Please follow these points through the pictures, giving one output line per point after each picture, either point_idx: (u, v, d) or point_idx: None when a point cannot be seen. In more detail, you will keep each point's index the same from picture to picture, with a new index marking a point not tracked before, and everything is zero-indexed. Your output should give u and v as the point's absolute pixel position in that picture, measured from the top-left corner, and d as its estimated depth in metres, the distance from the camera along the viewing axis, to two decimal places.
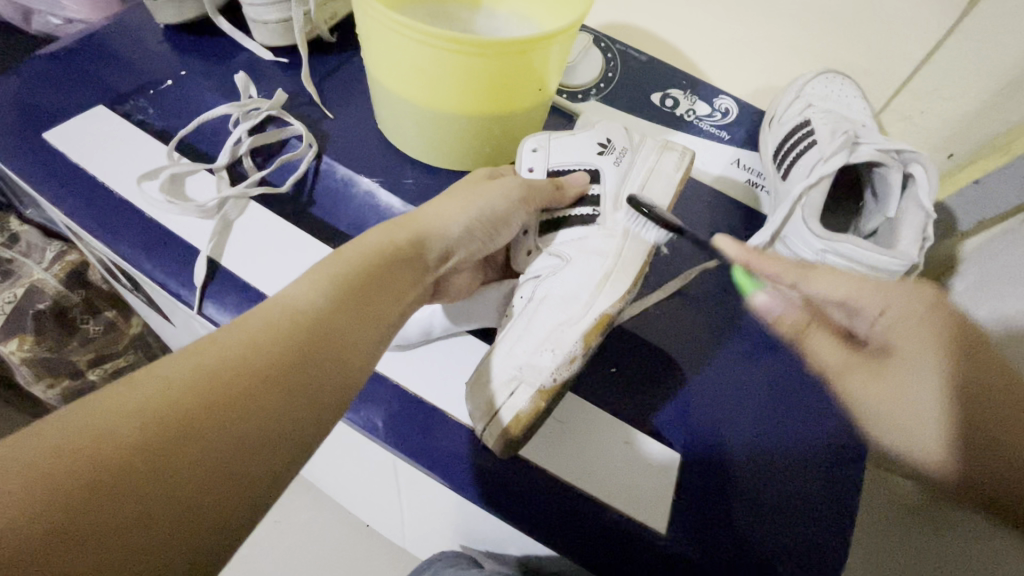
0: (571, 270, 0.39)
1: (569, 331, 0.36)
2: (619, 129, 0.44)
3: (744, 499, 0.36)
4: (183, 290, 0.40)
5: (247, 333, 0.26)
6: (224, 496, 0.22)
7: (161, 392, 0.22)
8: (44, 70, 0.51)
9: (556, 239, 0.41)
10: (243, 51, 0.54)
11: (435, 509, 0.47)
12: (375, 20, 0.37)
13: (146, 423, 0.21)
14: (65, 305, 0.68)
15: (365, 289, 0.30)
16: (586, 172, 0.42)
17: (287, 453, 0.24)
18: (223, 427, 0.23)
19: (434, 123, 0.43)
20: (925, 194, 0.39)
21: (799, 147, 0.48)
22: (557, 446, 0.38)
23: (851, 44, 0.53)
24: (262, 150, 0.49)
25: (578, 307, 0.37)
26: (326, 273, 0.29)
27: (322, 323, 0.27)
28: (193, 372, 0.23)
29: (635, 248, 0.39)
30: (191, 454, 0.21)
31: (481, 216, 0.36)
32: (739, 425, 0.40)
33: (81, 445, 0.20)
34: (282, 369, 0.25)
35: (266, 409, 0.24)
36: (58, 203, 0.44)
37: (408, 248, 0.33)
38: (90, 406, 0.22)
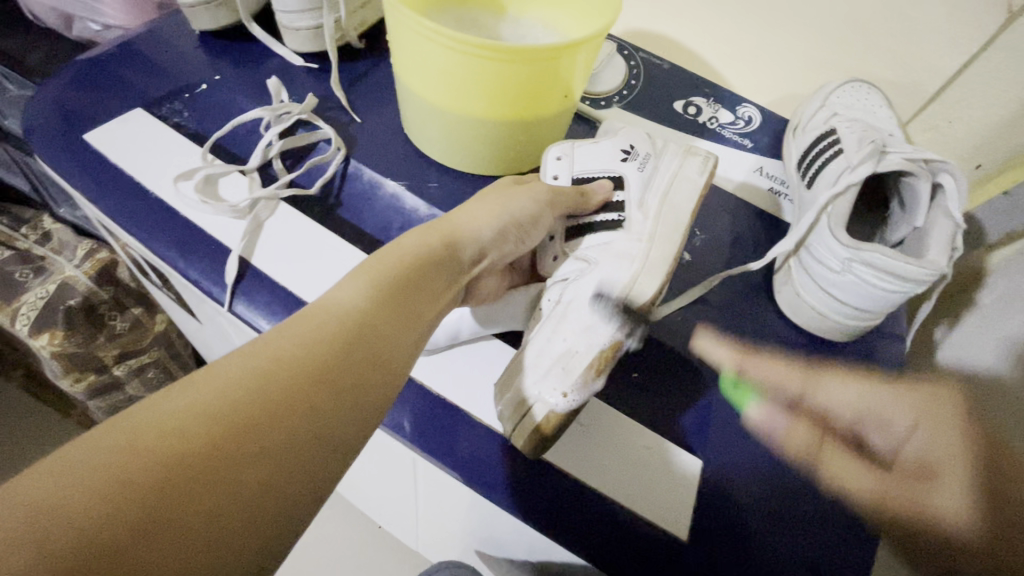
0: (599, 273, 0.39)
1: (601, 330, 0.37)
2: (641, 136, 0.44)
3: (766, 510, 0.37)
4: (215, 288, 0.42)
5: (295, 333, 0.27)
6: (281, 493, 0.23)
7: (220, 391, 0.23)
8: (87, 73, 0.53)
9: (582, 244, 0.42)
10: (274, 57, 0.56)
11: (454, 511, 0.47)
12: (407, 28, 0.38)
13: (204, 418, 0.22)
14: (94, 302, 0.70)
15: (405, 291, 0.31)
16: (609, 179, 0.43)
17: (338, 454, 0.25)
18: (277, 424, 0.23)
19: (461, 128, 0.44)
20: (954, 204, 0.39)
21: (823, 155, 0.48)
22: (579, 450, 0.38)
23: (878, 54, 0.52)
24: (292, 153, 0.50)
25: (610, 307, 0.38)
26: (365, 276, 0.30)
27: (365, 323, 0.28)
28: (245, 371, 0.24)
29: (660, 252, 0.39)
30: (248, 450, 0.22)
31: (508, 221, 0.37)
32: (761, 434, 0.40)
33: (152, 439, 0.21)
34: (332, 368, 0.26)
35: (319, 408, 0.25)
36: (96, 201, 0.45)
37: (436, 251, 0.34)
38: (156, 405, 0.23)
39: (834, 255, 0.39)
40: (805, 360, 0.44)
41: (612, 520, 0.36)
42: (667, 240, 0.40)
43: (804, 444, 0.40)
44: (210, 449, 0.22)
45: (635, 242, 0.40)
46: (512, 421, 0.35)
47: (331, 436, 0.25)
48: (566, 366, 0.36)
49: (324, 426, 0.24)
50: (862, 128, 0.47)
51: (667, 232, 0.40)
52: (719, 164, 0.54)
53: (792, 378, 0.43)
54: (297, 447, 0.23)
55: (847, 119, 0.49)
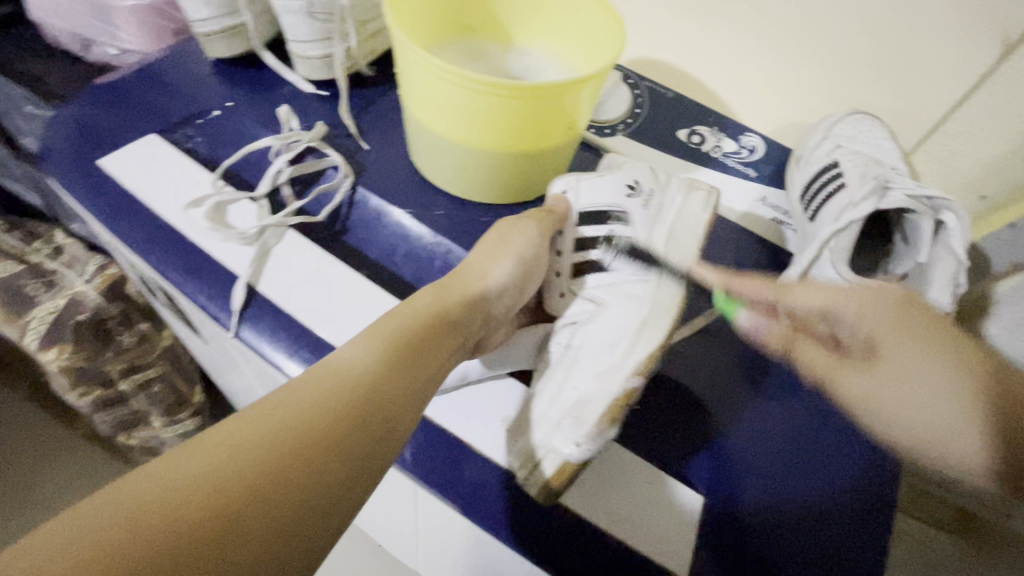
0: (610, 317, 0.39)
1: (614, 378, 0.36)
2: (645, 170, 0.44)
3: (774, 545, 0.36)
4: (221, 314, 0.42)
5: (300, 397, 0.28)
6: (281, 550, 0.23)
7: (235, 451, 0.25)
8: (104, 99, 0.54)
9: (589, 280, 0.42)
10: (285, 84, 0.57)
11: (454, 540, 0.47)
12: (416, 64, 0.39)
13: (210, 486, 0.23)
14: (103, 316, 0.71)
15: (415, 351, 0.32)
16: (615, 214, 0.42)
17: (339, 512, 0.26)
18: (281, 490, 0.24)
19: (467, 159, 0.45)
20: (957, 242, 0.39)
21: (827, 188, 0.48)
22: (579, 485, 0.38)
23: (880, 85, 0.53)
24: (301, 179, 0.51)
25: (619, 354, 0.37)
26: (374, 336, 0.32)
27: (373, 387, 0.29)
28: (251, 435, 0.25)
29: (669, 294, 0.39)
30: (250, 518, 0.23)
31: (518, 266, 0.40)
32: (770, 468, 0.40)
33: (165, 499, 0.22)
34: (338, 431, 0.27)
35: (320, 473, 0.25)
36: (110, 226, 0.46)
37: (456, 305, 0.37)
38: (173, 463, 0.24)
39: None
40: (778, 333, 0.38)
41: (606, 552, 0.36)
42: (678, 280, 0.40)
43: (809, 477, 0.39)
44: (211, 513, 0.22)
45: (643, 283, 0.40)
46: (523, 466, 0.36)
47: (330, 496, 0.25)
48: (577, 416, 0.36)
49: (329, 480, 0.26)
50: (865, 162, 0.48)
51: (677, 274, 0.40)
52: (723, 194, 0.54)
53: (796, 414, 0.43)
54: (300, 505, 0.24)
55: (850, 152, 0.49)
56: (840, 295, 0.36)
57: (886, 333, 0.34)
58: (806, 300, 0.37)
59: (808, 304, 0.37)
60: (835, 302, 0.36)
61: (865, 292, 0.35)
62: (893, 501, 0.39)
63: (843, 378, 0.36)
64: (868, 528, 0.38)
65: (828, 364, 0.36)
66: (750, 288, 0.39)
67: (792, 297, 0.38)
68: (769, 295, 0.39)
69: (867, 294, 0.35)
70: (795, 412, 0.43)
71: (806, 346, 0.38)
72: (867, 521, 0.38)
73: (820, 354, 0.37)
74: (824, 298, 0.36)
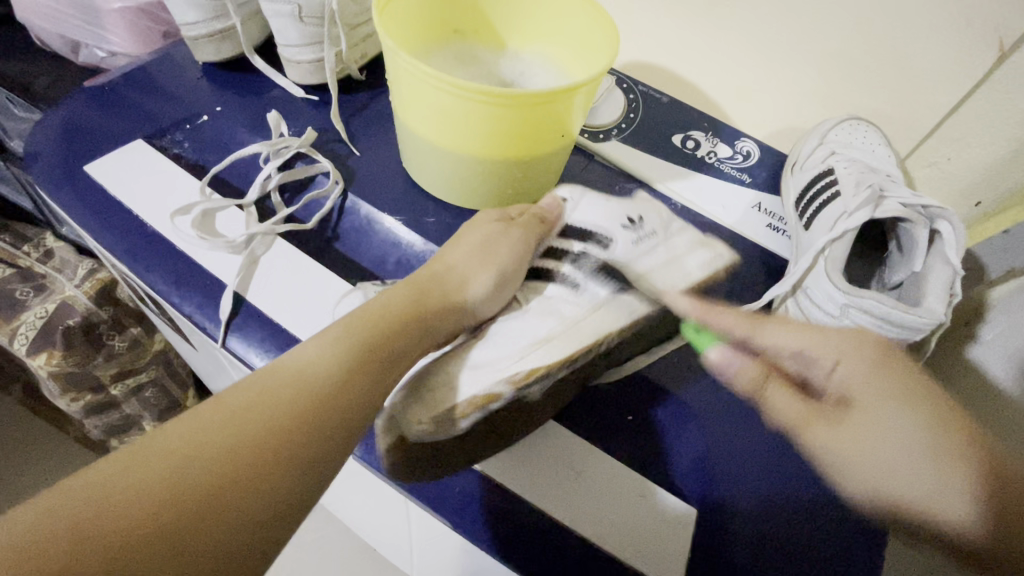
0: (523, 321, 0.40)
1: (492, 377, 0.37)
2: (653, 214, 0.47)
3: (748, 550, 0.36)
4: (208, 323, 0.41)
5: (258, 395, 0.28)
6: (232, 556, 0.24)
7: (187, 459, 0.25)
8: (91, 103, 0.54)
9: (548, 286, 0.43)
10: (275, 88, 0.56)
11: (445, 550, 0.46)
12: (406, 71, 0.38)
13: (164, 482, 0.24)
14: (93, 322, 0.69)
15: (382, 353, 0.33)
16: (602, 237, 0.44)
17: (289, 517, 0.26)
18: (234, 487, 0.25)
19: (458, 166, 0.44)
20: (953, 251, 0.38)
21: (822, 196, 0.48)
22: (567, 496, 0.37)
23: (876, 90, 0.53)
24: (290, 185, 0.50)
25: (517, 357, 0.37)
26: (338, 335, 0.32)
27: (334, 386, 0.30)
28: (207, 433, 0.26)
29: (593, 324, 0.39)
30: (203, 514, 0.24)
31: (498, 279, 0.41)
32: (752, 475, 0.39)
33: (116, 504, 0.23)
34: (293, 429, 0.28)
35: (275, 471, 0.26)
36: (96, 234, 0.45)
37: (434, 306, 0.38)
38: (125, 467, 0.24)
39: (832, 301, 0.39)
40: (754, 374, 0.40)
41: (592, 563, 0.36)
42: (609, 316, 0.40)
43: (794, 485, 0.39)
44: (161, 520, 0.23)
45: (576, 306, 0.40)
46: (381, 436, 0.37)
47: (281, 503, 0.26)
48: (442, 397, 0.37)
49: (279, 487, 0.26)
50: (860, 169, 0.48)
51: (614, 309, 0.41)
52: (718, 199, 0.53)
53: None
54: (251, 513, 0.25)
55: (845, 159, 0.49)
56: (820, 338, 0.39)
57: (864, 390, 0.35)
58: (783, 339, 0.40)
59: (784, 343, 0.40)
60: (811, 346, 0.39)
61: (841, 339, 0.38)
62: (884, 512, 0.38)
63: (819, 431, 0.37)
64: (850, 535, 0.37)
65: (802, 414, 0.38)
66: (720, 319, 0.42)
67: (765, 336, 0.40)
68: (741, 328, 0.41)
69: (844, 343, 0.37)
70: (787, 421, 0.41)
71: (779, 389, 0.40)
72: (850, 528, 0.37)
73: (793, 401, 0.39)
74: (800, 340, 0.39)
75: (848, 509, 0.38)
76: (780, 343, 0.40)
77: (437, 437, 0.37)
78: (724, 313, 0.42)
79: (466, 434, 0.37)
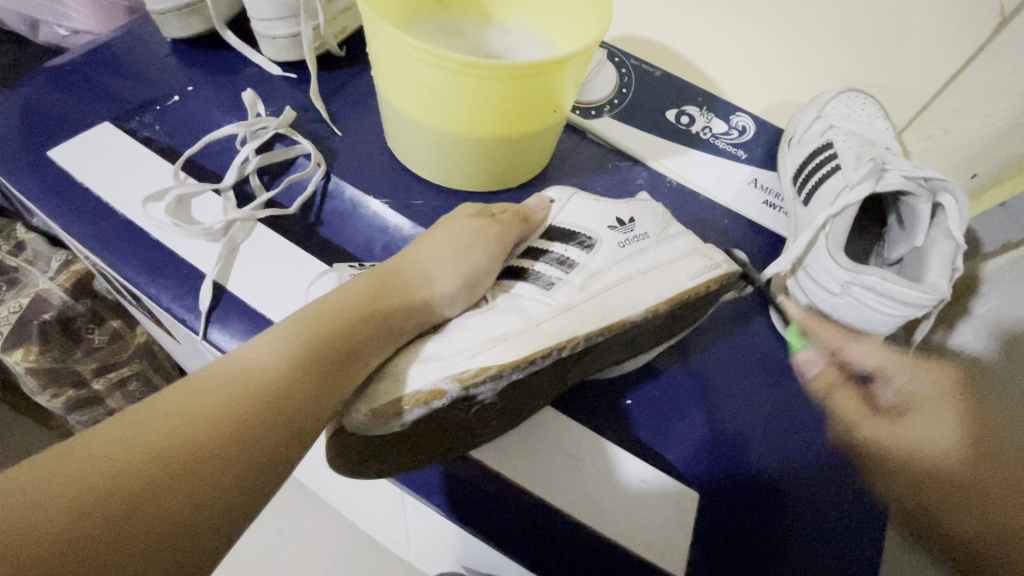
0: (485, 319, 0.35)
1: (435, 373, 0.31)
2: (649, 218, 0.41)
3: (743, 518, 0.36)
4: (188, 315, 0.39)
5: (203, 388, 0.26)
6: (198, 524, 0.23)
7: (145, 434, 0.24)
8: (53, 84, 0.50)
9: (518, 287, 0.38)
10: (250, 65, 0.53)
11: (441, 538, 0.46)
12: (389, 45, 0.36)
13: (92, 472, 0.22)
14: (70, 315, 0.61)
15: (339, 348, 0.31)
16: (586, 238, 0.39)
17: (256, 485, 0.25)
18: (180, 479, 0.23)
19: (446, 145, 0.42)
20: (955, 224, 0.38)
21: (820, 170, 0.47)
22: (568, 483, 0.36)
23: (874, 61, 0.51)
24: (270, 168, 0.48)
25: (471, 355, 0.32)
26: (290, 327, 0.30)
27: (286, 381, 0.28)
28: (144, 423, 0.24)
29: (556, 325, 0.34)
30: (143, 504, 0.22)
31: (466, 282, 0.37)
32: (748, 445, 0.39)
33: (68, 481, 0.22)
34: (242, 423, 0.26)
35: (223, 463, 0.25)
36: (64, 224, 0.43)
37: (394, 307, 0.34)
38: (79, 447, 0.23)
39: (833, 277, 0.38)
40: (826, 379, 0.43)
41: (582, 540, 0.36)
42: (576, 320, 0.35)
43: (789, 453, 0.39)
44: (121, 491, 0.22)
45: (544, 306, 0.36)
46: (330, 449, 0.32)
47: (246, 474, 0.25)
48: (382, 390, 0.31)
49: (244, 457, 0.25)
50: (860, 142, 0.47)
51: (588, 312, 0.35)
52: (713, 176, 0.52)
53: (780, 391, 0.42)
54: (215, 482, 0.24)
55: (844, 133, 0.48)
56: (890, 360, 0.44)
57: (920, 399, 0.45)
58: (864, 358, 0.42)
59: (867, 360, 0.42)
60: (885, 363, 0.43)
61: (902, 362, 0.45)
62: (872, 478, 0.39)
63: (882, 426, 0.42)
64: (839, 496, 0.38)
65: (866, 417, 0.42)
66: (824, 331, 0.42)
67: (861, 353, 0.42)
68: (835, 343, 0.42)
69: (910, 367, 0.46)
70: (786, 393, 0.42)
71: (847, 396, 0.43)
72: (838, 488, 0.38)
73: (859, 405, 0.42)
74: (879, 359, 0.43)
75: (843, 499, 0.38)
76: (866, 360, 0.42)
77: (374, 432, 0.31)
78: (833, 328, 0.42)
79: (411, 433, 0.32)
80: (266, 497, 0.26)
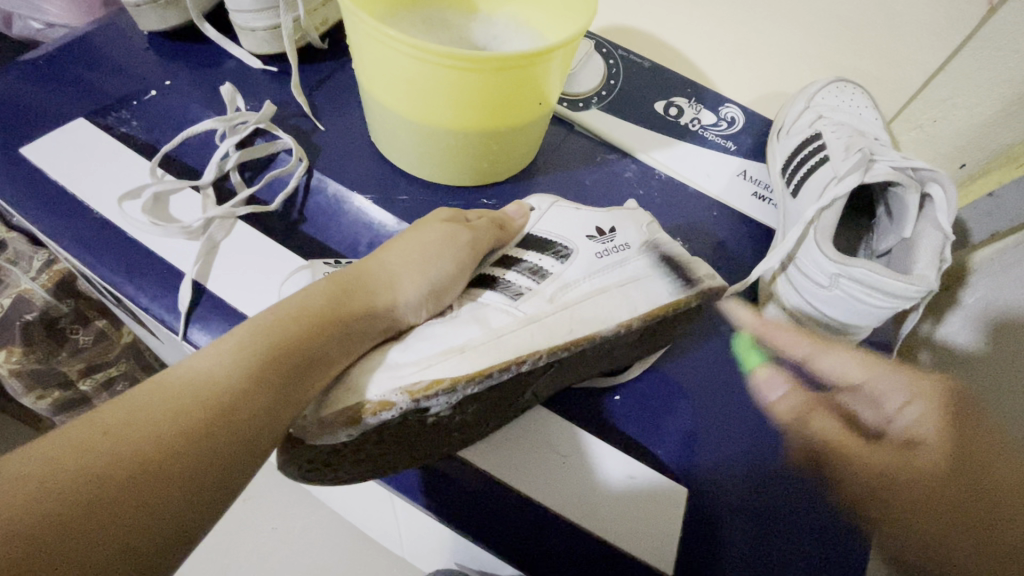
0: (448, 328, 0.34)
1: (387, 386, 0.31)
2: (633, 228, 0.40)
3: (730, 511, 0.36)
4: (167, 316, 0.39)
5: (145, 403, 0.25)
6: (158, 524, 0.23)
7: (107, 435, 0.24)
8: (26, 79, 0.49)
9: (488, 295, 0.37)
10: (229, 58, 0.52)
11: (431, 536, 0.45)
12: (368, 35, 0.35)
13: (22, 496, 0.21)
14: (53, 316, 0.60)
15: (295, 358, 0.29)
16: (562, 247, 0.38)
17: (221, 484, 0.25)
18: (142, 478, 0.23)
19: (429, 139, 0.41)
20: (943, 215, 0.37)
21: (810, 161, 0.47)
22: (555, 481, 0.36)
23: (863, 50, 0.51)
24: (250, 164, 0.47)
25: (425, 367, 0.31)
26: (240, 336, 0.29)
27: (253, 380, 0.28)
28: (77, 444, 0.23)
29: (516, 339, 0.33)
30: (75, 528, 0.21)
31: (432, 290, 0.36)
32: (733, 439, 0.39)
33: (25, 484, 0.21)
34: (190, 437, 0.25)
35: (168, 480, 0.23)
36: (38, 223, 0.42)
37: (356, 315, 0.33)
38: (39, 450, 0.23)
39: (821, 269, 0.38)
40: (792, 404, 0.41)
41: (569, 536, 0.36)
42: (541, 333, 0.34)
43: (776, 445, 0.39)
44: (79, 492, 0.22)
45: (509, 316, 0.35)
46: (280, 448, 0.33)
47: (210, 473, 0.25)
48: (339, 399, 0.31)
49: (209, 456, 0.25)
50: (848, 133, 0.46)
51: (554, 327, 0.34)
52: (702, 168, 0.52)
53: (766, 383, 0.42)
54: (177, 482, 0.24)
55: (832, 123, 0.48)
56: (874, 370, 0.41)
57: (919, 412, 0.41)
58: (830, 365, 0.42)
59: (831, 369, 0.42)
60: (865, 376, 0.41)
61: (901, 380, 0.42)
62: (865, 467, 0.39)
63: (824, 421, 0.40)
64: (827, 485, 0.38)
65: (840, 433, 0.40)
66: (781, 336, 0.44)
67: (824, 360, 0.42)
68: (802, 351, 0.43)
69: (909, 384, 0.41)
70: (773, 386, 0.42)
71: (824, 417, 0.41)
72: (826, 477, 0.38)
73: (835, 426, 0.40)
74: (852, 370, 0.42)
75: (826, 504, 0.37)
76: (829, 367, 0.42)
77: (318, 441, 0.31)
78: (786, 330, 0.44)
79: (363, 443, 0.32)
80: (232, 496, 0.26)
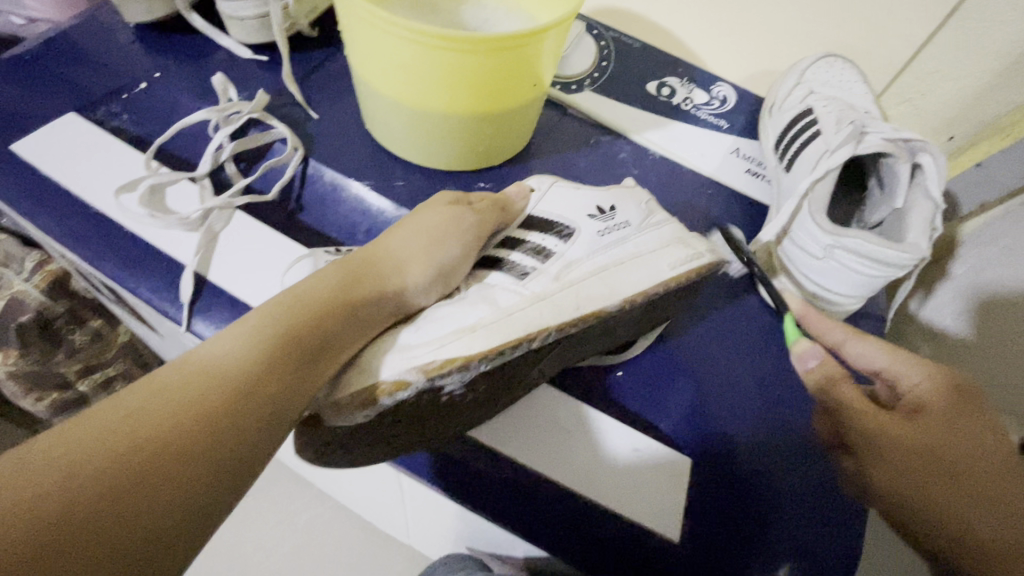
0: (456, 308, 0.35)
1: (399, 366, 0.31)
2: (632, 205, 0.40)
3: (737, 482, 0.37)
4: (171, 307, 0.39)
5: (164, 390, 0.26)
6: (185, 505, 0.23)
7: (130, 420, 0.24)
8: (13, 75, 0.48)
9: (492, 277, 0.38)
10: (219, 49, 0.52)
11: (441, 518, 0.46)
12: (360, 18, 0.35)
13: (52, 483, 0.21)
14: (48, 317, 0.59)
15: (305, 342, 0.30)
16: (563, 227, 0.39)
17: (242, 468, 0.26)
18: (166, 462, 0.23)
19: (425, 122, 0.41)
20: (934, 183, 0.38)
21: (802, 136, 0.47)
22: (564, 457, 0.36)
23: (851, 25, 0.51)
24: (245, 155, 0.47)
25: (438, 347, 0.32)
26: (251, 324, 0.29)
27: (268, 366, 0.28)
28: (102, 428, 0.23)
29: (523, 317, 0.33)
30: (106, 511, 0.21)
31: (439, 272, 0.36)
32: (739, 413, 0.40)
33: (57, 469, 0.22)
34: (209, 421, 0.25)
35: (188, 466, 0.24)
36: (34, 219, 0.41)
37: (366, 298, 0.33)
38: (66, 436, 0.23)
39: (817, 241, 0.38)
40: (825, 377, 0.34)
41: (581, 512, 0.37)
42: (548, 311, 0.34)
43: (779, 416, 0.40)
44: (108, 475, 0.22)
45: (516, 296, 0.35)
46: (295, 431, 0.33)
47: (232, 456, 0.25)
48: (353, 383, 0.31)
49: (229, 440, 0.25)
50: (840, 106, 0.47)
51: (561, 304, 0.34)
52: (697, 146, 0.52)
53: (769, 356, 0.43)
54: (200, 465, 0.24)
55: (823, 98, 0.48)
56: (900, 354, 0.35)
57: (942, 413, 0.32)
58: (861, 349, 0.36)
59: (861, 352, 0.36)
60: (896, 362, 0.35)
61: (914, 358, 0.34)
62: None
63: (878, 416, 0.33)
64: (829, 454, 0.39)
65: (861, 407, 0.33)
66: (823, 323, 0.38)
67: (852, 346, 0.36)
68: (834, 334, 0.37)
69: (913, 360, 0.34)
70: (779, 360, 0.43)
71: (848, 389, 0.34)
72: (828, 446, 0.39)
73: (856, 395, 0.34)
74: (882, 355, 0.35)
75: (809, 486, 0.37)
76: (864, 356, 0.36)
77: (336, 423, 0.31)
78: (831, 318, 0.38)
79: (378, 424, 0.33)
80: (253, 477, 0.26)
